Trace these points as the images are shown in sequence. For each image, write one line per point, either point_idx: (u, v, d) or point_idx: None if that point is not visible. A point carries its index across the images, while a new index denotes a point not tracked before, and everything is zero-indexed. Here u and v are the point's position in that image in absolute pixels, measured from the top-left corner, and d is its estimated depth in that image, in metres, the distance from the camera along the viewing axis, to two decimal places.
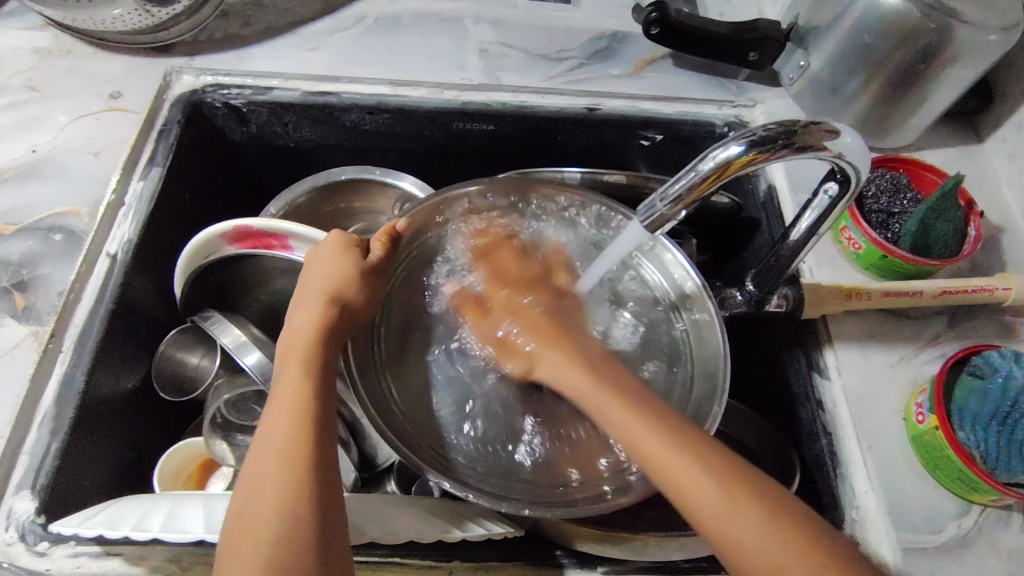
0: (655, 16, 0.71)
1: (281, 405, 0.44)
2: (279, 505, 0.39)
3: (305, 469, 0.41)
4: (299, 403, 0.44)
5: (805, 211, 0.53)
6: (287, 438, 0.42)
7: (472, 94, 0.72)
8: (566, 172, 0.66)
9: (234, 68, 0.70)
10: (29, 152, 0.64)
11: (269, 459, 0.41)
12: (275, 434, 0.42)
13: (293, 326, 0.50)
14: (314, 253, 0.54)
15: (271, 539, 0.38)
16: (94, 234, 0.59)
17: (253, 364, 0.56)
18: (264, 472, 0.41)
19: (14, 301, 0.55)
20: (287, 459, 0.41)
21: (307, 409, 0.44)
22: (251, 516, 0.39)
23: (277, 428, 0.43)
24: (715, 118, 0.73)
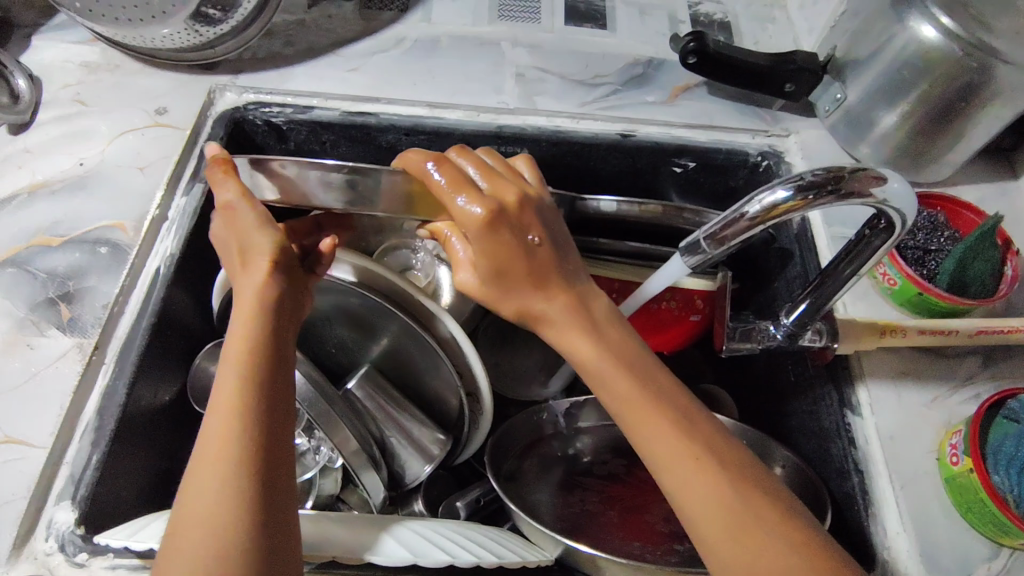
0: (693, 45, 0.71)
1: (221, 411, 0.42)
2: (222, 492, 0.39)
3: (247, 440, 0.41)
4: (245, 380, 0.43)
5: (846, 254, 0.52)
6: (230, 414, 0.42)
7: (508, 118, 0.72)
8: (604, 200, 0.65)
9: (277, 87, 0.72)
10: (76, 165, 0.65)
11: (210, 445, 0.41)
12: (216, 413, 0.42)
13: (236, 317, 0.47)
14: (230, 244, 0.51)
15: (215, 523, 0.38)
16: (138, 249, 0.60)
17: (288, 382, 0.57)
18: (205, 461, 0.40)
19: (60, 312, 0.57)
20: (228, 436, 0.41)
21: (256, 383, 0.43)
22: (195, 505, 0.39)
23: (222, 409, 0.42)
24: (748, 148, 0.73)
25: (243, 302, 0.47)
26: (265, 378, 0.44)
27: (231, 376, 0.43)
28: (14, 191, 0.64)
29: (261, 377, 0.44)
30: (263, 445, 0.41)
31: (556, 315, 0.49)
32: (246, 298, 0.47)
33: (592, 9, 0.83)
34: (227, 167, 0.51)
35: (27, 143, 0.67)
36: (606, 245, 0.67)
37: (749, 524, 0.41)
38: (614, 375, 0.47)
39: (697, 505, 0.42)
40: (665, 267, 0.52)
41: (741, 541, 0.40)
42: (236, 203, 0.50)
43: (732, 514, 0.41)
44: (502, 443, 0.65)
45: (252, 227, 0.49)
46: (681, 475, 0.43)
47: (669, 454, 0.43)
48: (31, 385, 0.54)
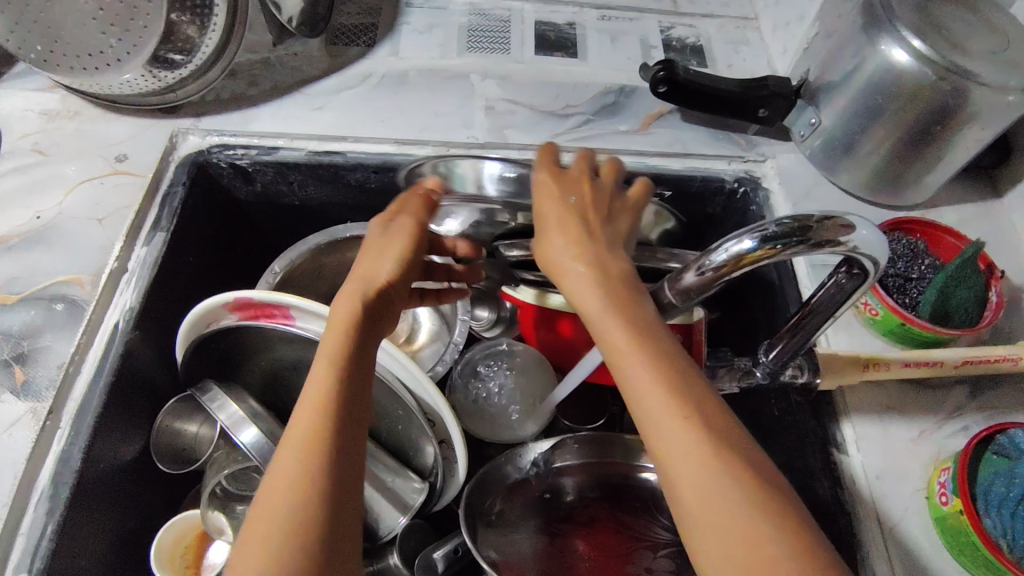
0: (662, 74, 0.69)
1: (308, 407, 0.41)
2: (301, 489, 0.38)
3: (334, 429, 0.41)
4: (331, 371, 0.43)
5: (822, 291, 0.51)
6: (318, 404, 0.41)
7: (479, 152, 0.71)
8: None
9: (241, 129, 0.70)
10: (33, 218, 0.63)
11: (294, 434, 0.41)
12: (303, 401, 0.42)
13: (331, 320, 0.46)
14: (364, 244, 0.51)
15: (294, 504, 0.38)
16: (96, 304, 0.58)
17: (250, 442, 0.55)
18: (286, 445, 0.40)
19: (14, 374, 0.55)
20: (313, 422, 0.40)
21: (349, 374, 0.43)
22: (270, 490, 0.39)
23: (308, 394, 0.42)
24: (724, 174, 0.72)
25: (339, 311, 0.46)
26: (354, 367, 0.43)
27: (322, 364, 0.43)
28: None
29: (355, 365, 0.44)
30: (341, 433, 0.41)
31: (570, 270, 0.44)
32: (343, 308, 0.46)
33: (562, 37, 0.82)
34: (423, 198, 0.53)
35: None
36: None
37: (732, 510, 0.34)
38: (622, 334, 0.40)
39: (681, 479, 0.36)
40: None
41: (724, 534, 0.34)
42: (394, 227, 0.51)
43: (721, 502, 0.34)
44: (479, 491, 0.62)
45: (392, 245, 0.49)
46: (669, 445, 0.36)
47: (660, 420, 0.37)
48: None
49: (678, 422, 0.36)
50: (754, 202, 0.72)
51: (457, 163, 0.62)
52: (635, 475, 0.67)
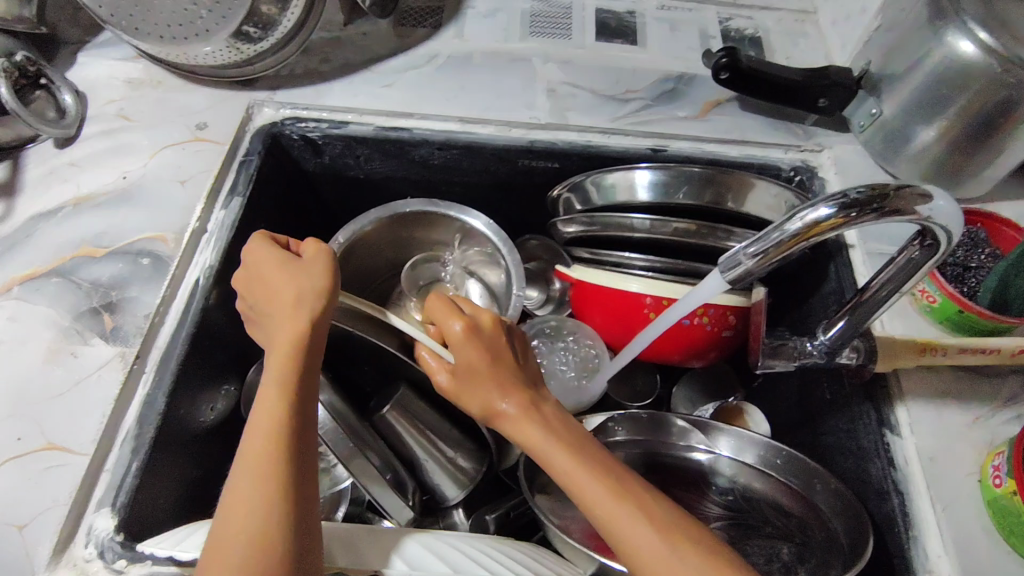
0: (725, 61, 0.70)
1: (260, 433, 0.43)
2: (262, 505, 0.40)
3: (287, 473, 0.41)
4: (278, 415, 0.43)
5: (886, 266, 0.52)
6: (259, 449, 0.42)
7: (539, 133, 0.73)
8: (635, 218, 0.62)
9: (313, 103, 0.73)
10: (120, 178, 0.67)
11: (242, 481, 0.41)
12: (249, 446, 0.43)
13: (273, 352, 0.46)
14: (261, 272, 0.50)
15: (260, 520, 0.39)
16: (179, 261, 0.62)
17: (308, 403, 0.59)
18: (238, 495, 0.40)
19: (103, 322, 0.58)
20: (269, 471, 0.41)
21: (297, 404, 0.44)
22: (221, 544, 0.39)
23: (251, 443, 0.42)
24: (781, 163, 0.74)
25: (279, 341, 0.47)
26: (303, 412, 0.45)
27: (267, 407, 0.44)
28: (59, 203, 0.65)
29: (302, 411, 0.45)
30: (295, 478, 0.42)
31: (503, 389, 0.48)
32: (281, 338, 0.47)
33: (623, 25, 0.84)
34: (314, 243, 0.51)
35: (73, 157, 0.68)
36: (636, 261, 0.67)
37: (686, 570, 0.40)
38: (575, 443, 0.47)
39: (640, 545, 0.41)
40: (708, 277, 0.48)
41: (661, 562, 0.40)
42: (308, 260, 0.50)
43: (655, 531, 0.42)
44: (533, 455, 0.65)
45: (311, 273, 0.49)
46: (633, 532, 0.42)
47: (612, 508, 0.43)
48: (75, 393, 0.54)
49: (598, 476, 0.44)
50: (811, 189, 0.73)
51: (606, 177, 0.64)
52: (685, 455, 0.68)
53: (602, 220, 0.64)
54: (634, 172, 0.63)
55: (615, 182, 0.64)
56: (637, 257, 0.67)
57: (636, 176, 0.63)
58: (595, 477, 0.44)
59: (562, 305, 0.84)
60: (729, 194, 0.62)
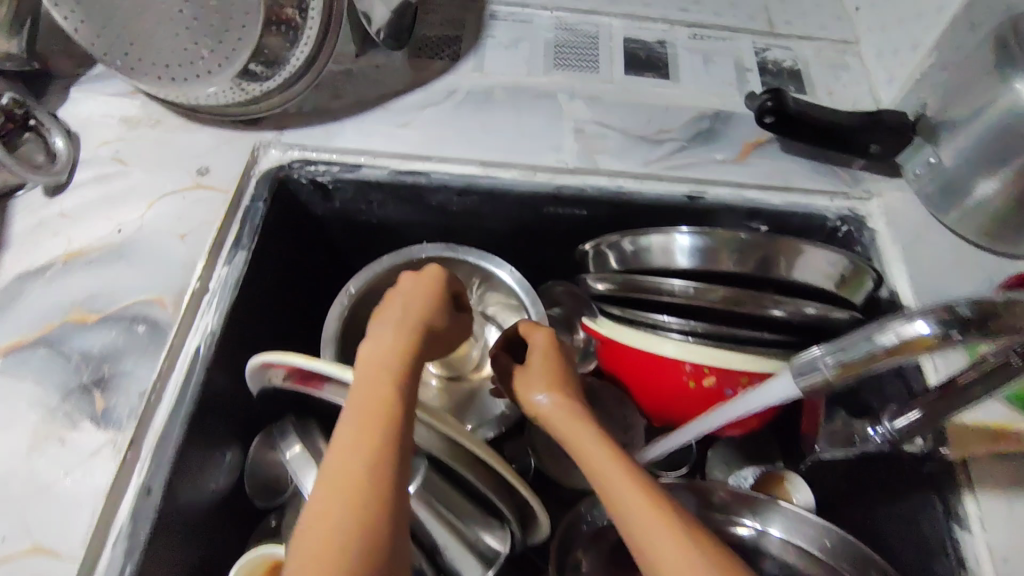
0: (770, 105, 0.65)
1: (367, 412, 0.44)
2: (369, 480, 0.40)
3: (394, 455, 0.42)
4: (384, 400, 0.44)
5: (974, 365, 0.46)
6: (367, 427, 0.43)
7: (567, 178, 0.68)
8: (672, 283, 0.57)
9: (323, 144, 0.68)
10: (114, 232, 0.61)
11: (346, 455, 0.41)
12: (351, 425, 0.43)
13: (375, 350, 0.49)
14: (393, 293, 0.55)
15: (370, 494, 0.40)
16: (177, 328, 0.57)
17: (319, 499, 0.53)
18: (339, 471, 0.41)
19: (94, 401, 0.53)
20: (373, 448, 0.42)
21: (405, 389, 0.46)
22: (317, 525, 0.38)
23: (355, 424, 0.43)
24: (826, 212, 0.68)
25: (385, 343, 0.49)
26: (409, 398, 0.46)
27: (373, 392, 0.45)
28: (48, 260, 0.60)
29: (408, 399, 0.46)
30: (396, 458, 0.42)
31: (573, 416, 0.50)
32: (391, 339, 0.50)
33: (653, 56, 0.78)
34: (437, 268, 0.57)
35: (64, 207, 0.63)
36: (672, 325, 0.62)
37: None
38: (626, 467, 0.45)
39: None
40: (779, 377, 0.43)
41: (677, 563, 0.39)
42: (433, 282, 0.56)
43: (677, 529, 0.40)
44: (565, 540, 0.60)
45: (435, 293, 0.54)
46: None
47: (665, 548, 0.39)
48: (64, 484, 0.49)
49: (620, 471, 0.44)
50: (858, 242, 0.68)
51: (644, 237, 0.59)
52: (728, 531, 0.62)
53: (636, 282, 0.59)
54: (674, 235, 0.58)
55: (653, 245, 0.59)
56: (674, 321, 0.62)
57: (675, 238, 0.58)
58: (647, 504, 0.42)
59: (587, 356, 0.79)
60: (778, 258, 0.56)
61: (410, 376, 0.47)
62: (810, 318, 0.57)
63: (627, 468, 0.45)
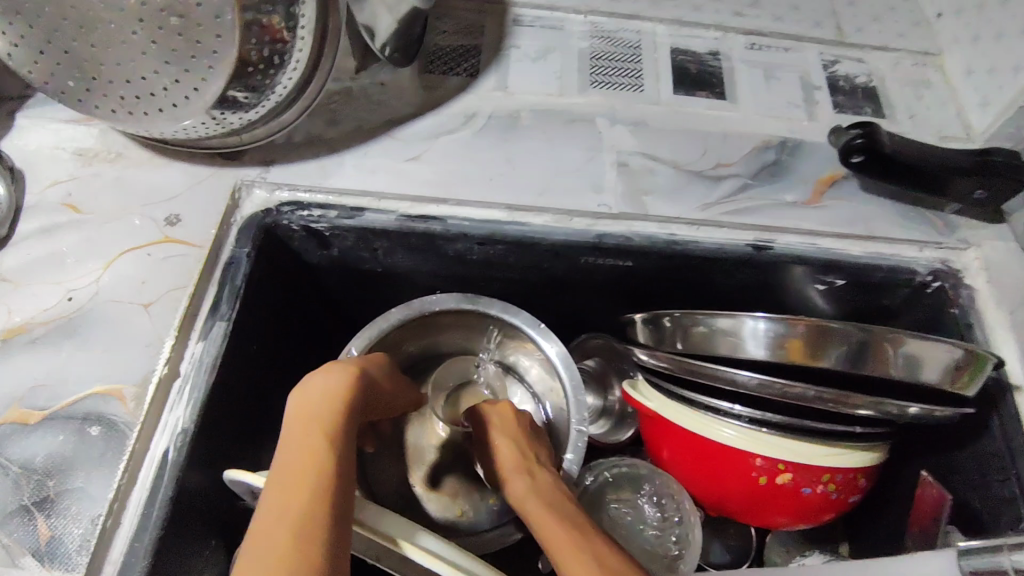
0: (860, 143, 0.54)
1: (294, 479, 0.36)
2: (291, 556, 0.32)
3: (332, 521, 0.35)
4: (316, 461, 0.37)
5: None
6: (298, 489, 0.36)
7: (610, 225, 0.57)
8: (741, 374, 0.46)
9: (318, 184, 0.57)
10: (64, 300, 0.50)
11: (272, 528, 0.34)
12: (273, 494, 0.36)
13: (303, 401, 0.42)
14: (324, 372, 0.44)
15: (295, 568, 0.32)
16: (141, 427, 0.46)
17: None
18: (263, 544, 0.33)
19: (37, 529, 0.43)
20: (303, 521, 0.34)
21: (340, 449, 0.39)
22: None
23: (280, 487, 0.36)
24: (916, 265, 0.58)
25: (309, 388, 0.42)
26: (345, 458, 0.39)
27: (302, 448, 0.38)
28: None
29: (344, 457, 0.39)
30: (334, 524, 0.35)
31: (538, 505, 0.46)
32: (320, 390, 0.42)
33: (705, 71, 0.67)
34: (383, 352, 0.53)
35: (3, 267, 0.52)
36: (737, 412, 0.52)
37: None
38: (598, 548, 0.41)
39: None
40: None
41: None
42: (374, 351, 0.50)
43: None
44: None
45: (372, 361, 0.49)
46: None
47: None
48: None
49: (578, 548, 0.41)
50: (953, 302, 0.57)
51: (709, 319, 0.48)
52: None
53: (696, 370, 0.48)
54: (747, 320, 0.47)
55: (719, 327, 0.48)
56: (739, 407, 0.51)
57: (748, 324, 0.47)
58: None
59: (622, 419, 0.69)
60: (880, 352, 0.45)
61: (343, 428, 0.41)
62: (911, 417, 0.46)
63: (584, 541, 0.42)
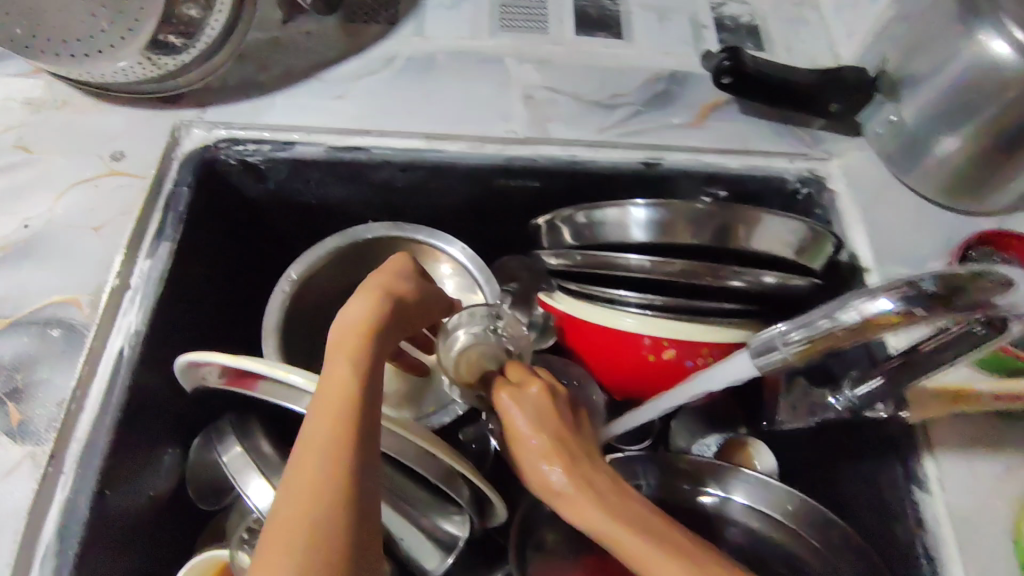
0: (728, 64, 0.61)
1: (328, 410, 0.38)
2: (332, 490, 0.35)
3: (363, 450, 0.37)
4: (349, 389, 0.40)
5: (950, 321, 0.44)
6: (333, 420, 0.38)
7: (517, 149, 0.64)
8: (631, 258, 0.54)
9: (251, 122, 0.62)
10: (21, 227, 0.56)
11: (313, 454, 0.36)
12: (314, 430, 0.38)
13: (340, 328, 0.44)
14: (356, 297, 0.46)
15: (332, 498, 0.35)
16: (97, 328, 0.52)
17: (255, 494, 0.51)
18: (308, 468, 0.36)
19: (8, 414, 0.49)
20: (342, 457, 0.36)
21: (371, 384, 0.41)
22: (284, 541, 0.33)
23: (317, 430, 0.38)
24: (787, 174, 0.66)
25: (350, 314, 0.44)
26: (373, 383, 0.41)
27: (336, 376, 0.40)
28: None
29: (374, 384, 0.41)
30: (371, 456, 0.38)
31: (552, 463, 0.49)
32: (360, 319, 0.44)
33: (605, 15, 0.74)
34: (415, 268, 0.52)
35: None
36: (631, 300, 0.59)
37: None
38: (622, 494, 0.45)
39: None
40: (733, 362, 0.41)
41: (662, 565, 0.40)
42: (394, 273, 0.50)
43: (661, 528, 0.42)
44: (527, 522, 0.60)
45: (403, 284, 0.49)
46: None
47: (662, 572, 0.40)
48: None
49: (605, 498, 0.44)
50: (818, 205, 0.66)
51: (600, 210, 0.56)
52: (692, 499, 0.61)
53: (593, 261, 0.56)
54: (631, 209, 0.55)
55: (608, 218, 0.56)
56: (633, 295, 0.59)
57: (631, 211, 0.55)
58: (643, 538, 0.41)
59: None
60: (736, 230, 0.54)
61: (372, 352, 0.42)
62: (770, 287, 0.54)
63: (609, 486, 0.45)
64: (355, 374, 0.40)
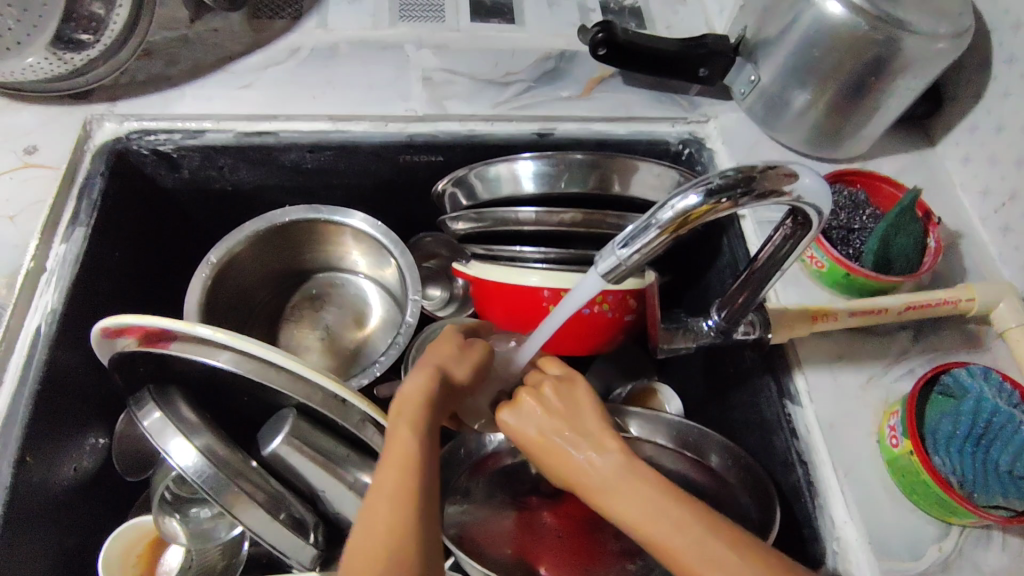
0: (601, 37, 0.68)
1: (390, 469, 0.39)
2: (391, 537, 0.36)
3: (424, 505, 0.38)
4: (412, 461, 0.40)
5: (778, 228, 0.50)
6: (400, 476, 0.39)
7: (418, 126, 0.69)
8: (521, 210, 0.59)
9: (160, 112, 0.66)
10: None
11: (380, 510, 0.37)
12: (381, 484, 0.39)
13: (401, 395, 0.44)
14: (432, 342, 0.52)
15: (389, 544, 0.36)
16: (13, 309, 0.55)
17: (176, 450, 0.52)
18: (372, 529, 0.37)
19: None
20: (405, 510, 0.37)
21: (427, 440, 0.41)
22: None
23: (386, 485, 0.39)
24: (668, 137, 0.72)
25: (409, 393, 0.44)
26: (430, 449, 0.41)
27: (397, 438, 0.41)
28: None
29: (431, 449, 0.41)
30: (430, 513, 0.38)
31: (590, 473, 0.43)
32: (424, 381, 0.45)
33: (499, 3, 0.80)
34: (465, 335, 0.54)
35: None
36: (529, 254, 0.64)
37: None
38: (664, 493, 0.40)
39: None
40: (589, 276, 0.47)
41: (667, 533, 0.38)
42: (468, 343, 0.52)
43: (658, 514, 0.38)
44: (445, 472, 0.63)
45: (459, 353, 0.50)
46: None
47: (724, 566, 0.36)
48: None
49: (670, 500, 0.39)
50: (699, 161, 0.72)
51: (490, 167, 0.61)
52: None
53: (488, 216, 0.61)
54: (517, 163, 0.60)
55: (499, 174, 0.61)
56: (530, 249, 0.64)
57: (518, 167, 0.60)
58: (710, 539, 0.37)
59: (464, 302, 0.82)
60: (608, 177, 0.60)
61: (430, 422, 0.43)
62: None
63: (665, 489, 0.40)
64: (413, 446, 0.40)
